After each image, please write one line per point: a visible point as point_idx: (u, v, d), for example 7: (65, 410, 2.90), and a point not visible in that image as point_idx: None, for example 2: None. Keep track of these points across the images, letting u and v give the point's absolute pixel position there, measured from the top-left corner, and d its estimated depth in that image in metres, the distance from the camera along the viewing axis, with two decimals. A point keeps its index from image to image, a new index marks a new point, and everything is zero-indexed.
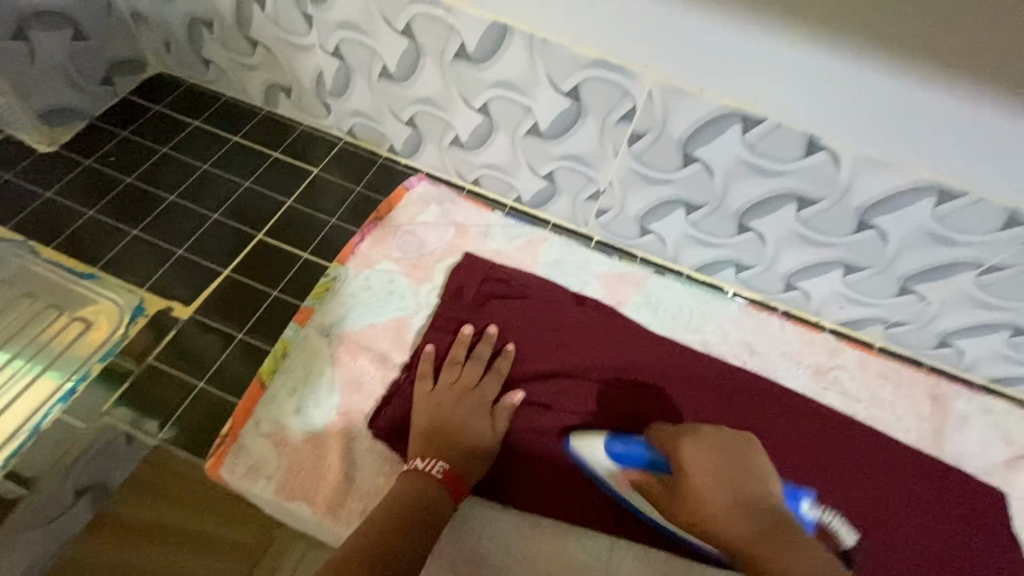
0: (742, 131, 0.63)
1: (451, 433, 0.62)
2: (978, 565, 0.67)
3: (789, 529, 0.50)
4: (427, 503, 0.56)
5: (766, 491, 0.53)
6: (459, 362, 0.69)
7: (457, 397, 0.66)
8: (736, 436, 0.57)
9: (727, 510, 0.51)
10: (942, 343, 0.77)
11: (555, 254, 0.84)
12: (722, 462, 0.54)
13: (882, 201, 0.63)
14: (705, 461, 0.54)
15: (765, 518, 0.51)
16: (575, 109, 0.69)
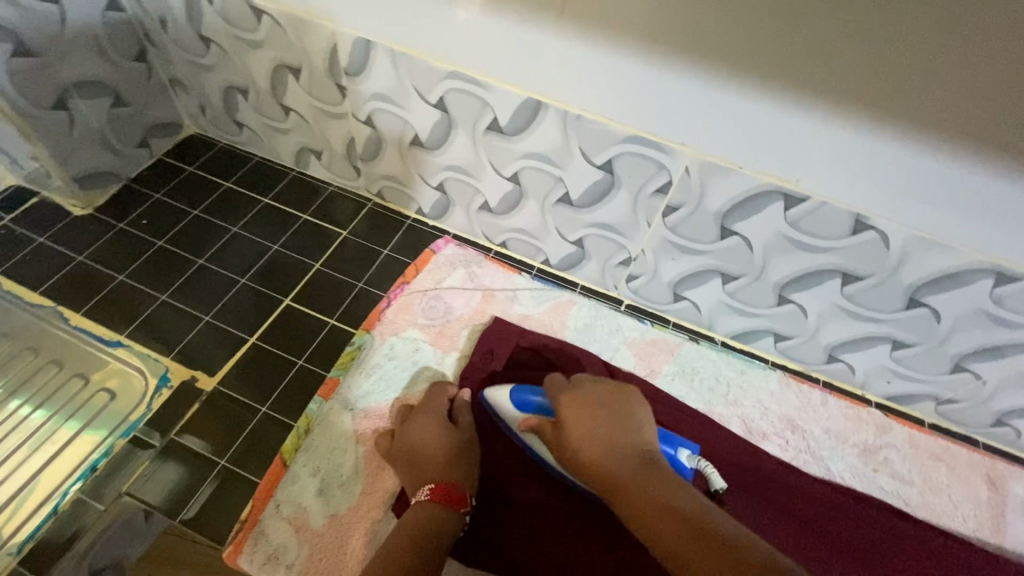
0: (783, 209, 0.61)
1: (423, 463, 0.62)
2: None
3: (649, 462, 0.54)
4: (431, 529, 0.55)
5: (639, 437, 0.57)
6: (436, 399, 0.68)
7: (422, 428, 0.65)
8: (618, 392, 0.63)
9: (602, 446, 0.56)
10: (998, 422, 0.72)
11: (584, 319, 0.82)
12: (602, 407, 0.60)
13: (934, 281, 0.60)
14: (581, 405, 0.60)
15: (634, 459, 0.54)
16: (608, 180, 0.68)
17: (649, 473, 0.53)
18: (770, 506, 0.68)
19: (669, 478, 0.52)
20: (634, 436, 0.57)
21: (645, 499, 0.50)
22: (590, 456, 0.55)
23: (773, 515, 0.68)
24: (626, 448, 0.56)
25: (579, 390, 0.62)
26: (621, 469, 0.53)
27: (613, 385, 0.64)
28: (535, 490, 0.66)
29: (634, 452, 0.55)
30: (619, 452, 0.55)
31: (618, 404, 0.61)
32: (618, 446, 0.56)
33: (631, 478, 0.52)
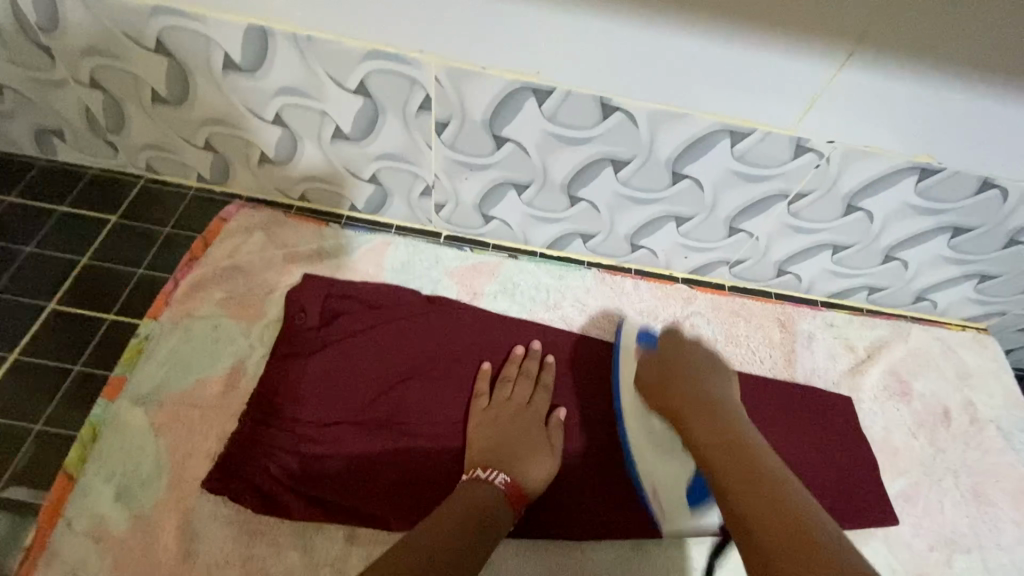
0: (537, 104, 0.61)
1: (514, 458, 0.60)
2: (845, 470, 0.70)
3: (705, 403, 0.60)
4: (495, 512, 0.55)
5: (707, 389, 0.62)
6: (528, 376, 0.69)
7: (512, 414, 0.64)
8: (719, 361, 0.67)
9: (699, 395, 0.61)
10: (780, 271, 0.80)
11: (401, 258, 0.79)
12: (700, 359, 0.66)
13: (685, 151, 0.64)
14: (685, 358, 0.66)
15: (694, 398, 0.60)
16: (371, 106, 0.64)
17: (714, 413, 0.58)
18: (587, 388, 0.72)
19: (729, 412, 0.59)
20: (711, 385, 0.62)
21: (709, 435, 0.56)
22: (671, 388, 0.63)
23: (600, 398, 0.71)
24: (697, 393, 0.61)
25: (679, 345, 0.68)
26: (688, 401, 0.60)
27: (709, 352, 0.67)
28: (357, 434, 0.63)
29: (710, 393, 0.61)
30: (689, 385, 0.62)
31: (719, 366, 0.66)
32: (687, 377, 0.63)
33: (697, 417, 0.58)
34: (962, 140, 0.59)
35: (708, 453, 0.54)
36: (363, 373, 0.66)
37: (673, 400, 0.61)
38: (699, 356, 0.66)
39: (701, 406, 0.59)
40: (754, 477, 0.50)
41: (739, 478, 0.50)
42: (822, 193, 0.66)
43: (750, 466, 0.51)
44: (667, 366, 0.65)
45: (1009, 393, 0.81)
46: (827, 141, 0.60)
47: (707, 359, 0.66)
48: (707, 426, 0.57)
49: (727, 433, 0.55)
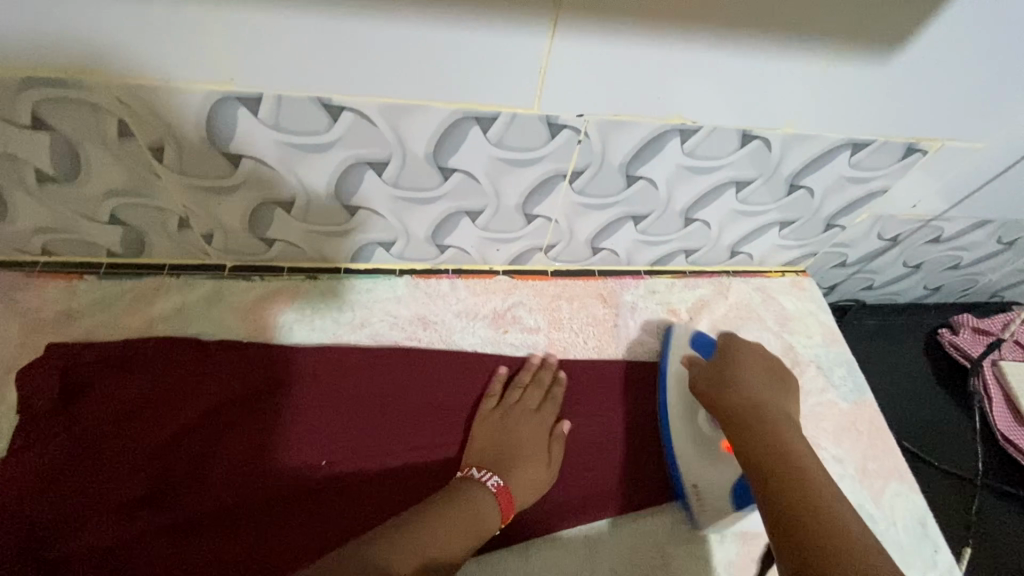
0: (254, 114, 0.54)
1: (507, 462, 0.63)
2: None
3: (755, 408, 0.60)
4: (483, 514, 0.58)
5: (774, 405, 0.61)
6: (552, 398, 0.70)
7: (524, 417, 0.67)
8: (777, 365, 0.68)
9: (751, 394, 0.62)
10: (594, 248, 0.78)
11: (173, 304, 0.69)
12: (751, 365, 0.67)
13: (440, 144, 0.59)
14: (741, 365, 0.67)
15: (747, 401, 0.61)
16: (62, 140, 0.55)
17: (772, 416, 0.59)
18: (397, 406, 0.67)
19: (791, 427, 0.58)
20: (766, 390, 0.64)
21: (755, 435, 0.57)
22: (733, 386, 0.63)
23: (413, 415, 0.67)
24: (749, 394, 0.62)
25: (735, 351, 0.69)
26: (734, 401, 0.61)
27: (759, 351, 0.70)
28: (113, 521, 0.55)
29: (775, 405, 0.62)
30: (748, 398, 0.62)
31: (782, 373, 0.68)
32: (750, 394, 0.62)
33: (746, 425, 0.58)
34: (708, 94, 0.57)
35: (749, 445, 0.56)
36: (126, 447, 0.58)
37: (733, 401, 0.61)
38: (752, 365, 0.67)
39: (758, 409, 0.60)
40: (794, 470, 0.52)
41: (783, 478, 0.52)
42: (595, 169, 0.64)
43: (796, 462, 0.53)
44: (726, 373, 0.65)
45: (828, 331, 0.83)
46: (577, 115, 0.57)
47: (764, 362, 0.68)
48: (762, 422, 0.58)
49: (777, 438, 0.56)
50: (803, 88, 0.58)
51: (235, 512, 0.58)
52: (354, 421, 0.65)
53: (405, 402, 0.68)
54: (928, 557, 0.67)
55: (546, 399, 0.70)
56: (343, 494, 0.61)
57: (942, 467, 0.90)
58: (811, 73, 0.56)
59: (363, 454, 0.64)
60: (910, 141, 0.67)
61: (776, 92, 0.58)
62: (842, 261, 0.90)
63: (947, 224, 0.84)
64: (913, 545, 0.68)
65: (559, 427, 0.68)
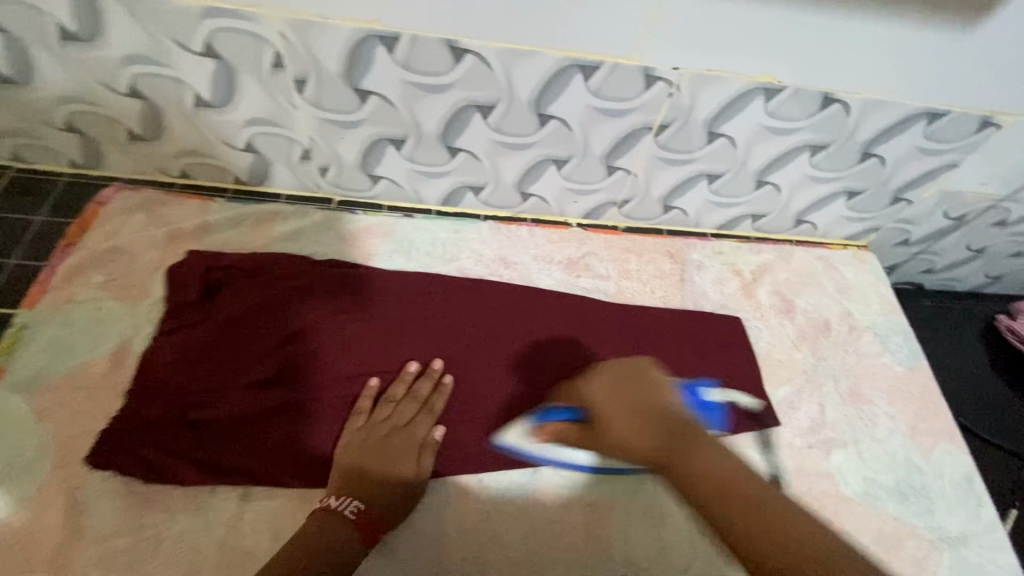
0: (389, 53, 0.61)
1: (380, 475, 0.60)
2: (744, 387, 0.74)
3: (676, 433, 0.51)
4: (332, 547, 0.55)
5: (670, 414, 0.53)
6: (417, 400, 0.66)
7: (388, 433, 0.63)
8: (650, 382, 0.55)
9: (640, 427, 0.52)
10: (666, 207, 0.83)
11: (289, 227, 0.78)
12: (617, 400, 0.55)
13: (544, 90, 0.65)
14: (608, 405, 0.55)
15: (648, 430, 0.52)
16: (224, 68, 0.64)
17: (688, 436, 0.51)
18: (486, 328, 0.73)
19: (699, 428, 0.52)
20: (665, 398, 0.54)
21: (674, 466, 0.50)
22: (624, 437, 0.53)
23: (501, 335, 0.73)
24: (634, 429, 0.52)
25: (607, 393, 0.56)
26: (631, 438, 0.52)
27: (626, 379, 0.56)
28: (247, 396, 0.63)
29: (671, 414, 0.53)
30: (652, 421, 0.52)
31: (630, 364, 0.58)
32: (648, 415, 0.53)
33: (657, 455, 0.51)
34: (794, 55, 0.62)
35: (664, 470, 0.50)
36: (258, 336, 0.67)
37: (644, 441, 0.52)
38: (621, 401, 0.55)
39: (671, 441, 0.51)
40: (733, 496, 0.47)
41: (729, 511, 0.46)
42: (682, 122, 0.69)
43: (730, 485, 0.47)
44: (608, 412, 0.55)
45: (887, 301, 0.86)
46: (671, 68, 0.63)
47: (620, 377, 0.57)
48: (683, 459, 0.49)
49: (707, 479, 0.48)
50: (888, 53, 0.62)
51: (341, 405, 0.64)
52: (448, 335, 0.72)
53: (491, 328, 0.73)
54: (974, 509, 0.70)
55: (434, 393, 0.67)
56: (442, 395, 0.67)
57: (993, 443, 0.91)
58: (894, 38, 0.60)
59: (456, 365, 0.70)
60: (985, 114, 0.70)
61: (860, 55, 0.62)
62: (904, 239, 0.92)
63: (1013, 206, 0.86)
64: (959, 497, 0.71)
65: (433, 433, 0.64)
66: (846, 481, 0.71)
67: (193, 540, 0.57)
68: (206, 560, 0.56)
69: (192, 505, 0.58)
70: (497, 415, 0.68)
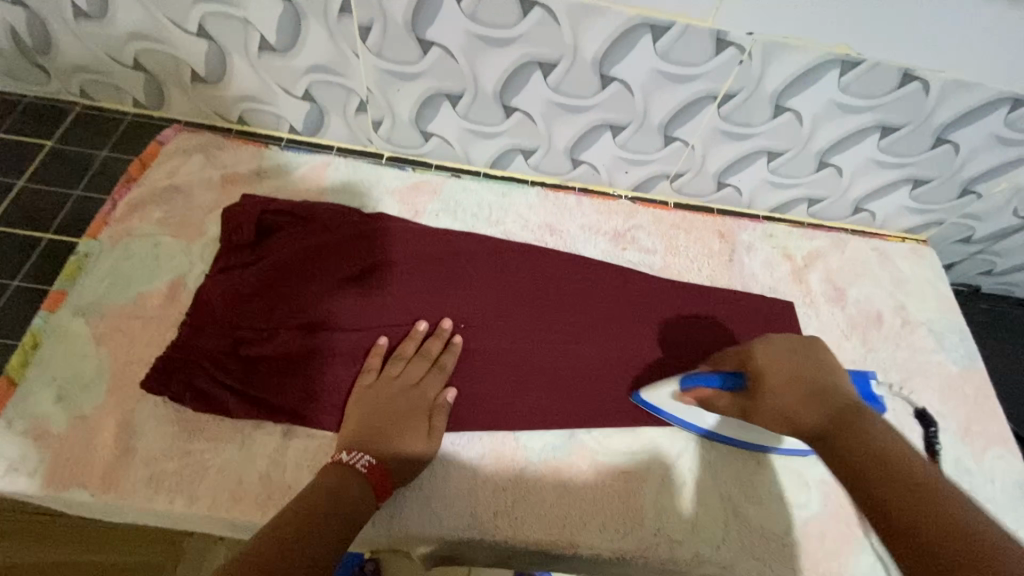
0: (457, 3, 0.61)
1: (384, 435, 0.59)
2: None
3: (852, 406, 0.50)
4: (349, 493, 0.54)
5: (840, 386, 0.52)
6: (426, 358, 0.65)
7: (397, 392, 0.62)
8: (813, 353, 0.55)
9: (832, 396, 0.51)
10: (720, 184, 0.81)
11: (340, 179, 0.78)
12: (787, 357, 0.55)
13: (610, 50, 0.64)
14: (775, 375, 0.54)
15: (834, 401, 0.50)
16: (292, 11, 0.64)
17: (858, 419, 0.48)
18: (528, 290, 0.72)
19: (870, 417, 0.49)
20: (834, 375, 0.53)
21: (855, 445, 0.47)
22: (797, 407, 0.51)
23: (542, 301, 0.72)
24: (834, 391, 0.51)
25: (775, 362, 0.55)
26: (813, 412, 0.50)
27: (804, 339, 0.57)
28: (292, 337, 0.63)
29: (845, 394, 0.52)
30: (817, 396, 0.51)
31: (803, 340, 0.57)
32: (811, 390, 0.52)
33: (837, 423, 0.49)
34: (878, 25, 0.59)
35: (857, 459, 0.46)
36: (304, 280, 0.66)
37: (806, 414, 0.51)
38: (793, 373, 0.54)
39: (842, 413, 0.49)
40: (914, 486, 0.42)
41: (896, 490, 0.42)
42: (748, 93, 0.67)
43: (886, 460, 0.45)
44: (770, 374, 0.54)
45: (945, 298, 0.82)
46: (746, 33, 0.61)
47: (788, 346, 0.56)
48: (858, 436, 0.47)
49: (884, 459, 0.45)
50: (981, 29, 0.58)
51: (383, 352, 0.64)
52: (491, 295, 0.71)
53: (534, 292, 0.73)
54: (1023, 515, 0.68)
55: (444, 352, 0.66)
56: (480, 354, 0.67)
57: None
58: (989, 13, 0.57)
59: (499, 325, 0.69)
60: None
61: (949, 31, 0.59)
62: (967, 236, 0.88)
63: None
64: (1007, 501, 0.69)
65: (443, 394, 0.63)
66: None
67: (236, 471, 0.58)
68: (247, 490, 0.58)
69: (237, 437, 0.60)
70: (536, 378, 0.67)
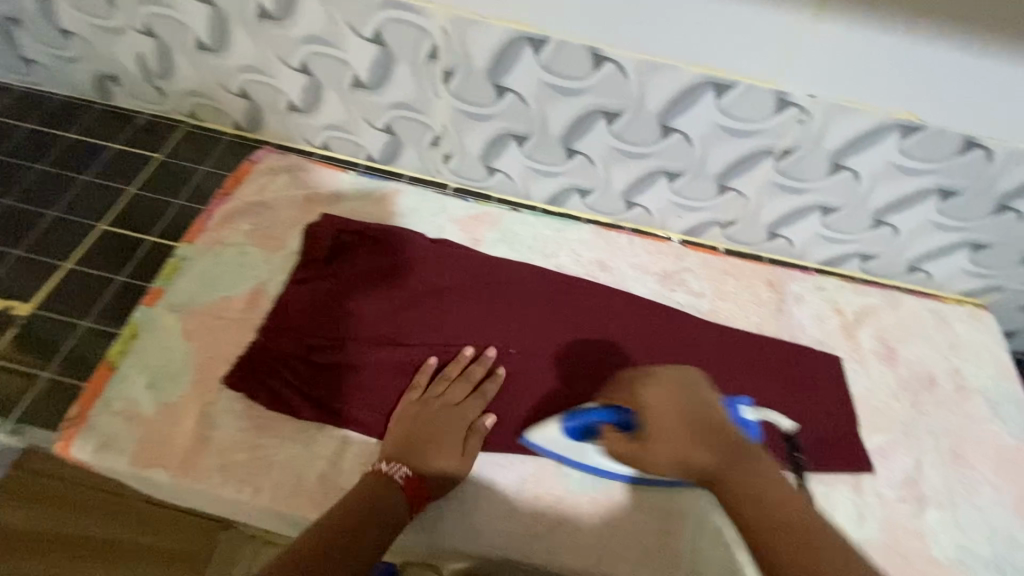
0: (535, 54, 0.66)
1: (421, 453, 0.62)
2: (834, 427, 0.72)
3: (739, 451, 0.51)
4: (387, 503, 0.57)
5: (711, 407, 0.53)
6: (476, 379, 0.68)
7: (438, 409, 0.65)
8: (694, 388, 0.54)
9: (690, 455, 0.51)
10: (772, 234, 0.83)
11: (409, 205, 0.84)
12: (667, 401, 0.53)
13: (675, 102, 0.67)
14: (652, 412, 0.53)
15: (706, 442, 0.51)
16: (385, 54, 0.71)
17: (743, 459, 0.51)
18: (578, 322, 0.75)
19: (756, 459, 0.51)
20: (714, 408, 0.53)
21: (746, 502, 0.49)
22: (687, 454, 0.51)
23: (592, 334, 0.74)
24: (709, 425, 0.52)
25: (663, 397, 0.53)
26: (680, 458, 0.51)
27: (683, 377, 0.55)
28: (358, 349, 0.69)
29: (730, 427, 0.52)
30: (709, 435, 0.51)
31: (680, 372, 0.56)
32: (697, 426, 0.52)
33: (734, 481, 0.49)
34: (937, 93, 0.61)
35: (743, 513, 0.49)
36: (371, 297, 0.72)
37: (698, 457, 0.51)
38: (674, 398, 0.53)
39: (725, 463, 0.50)
40: (779, 533, 0.47)
41: (763, 533, 0.48)
42: (806, 150, 0.69)
43: (777, 525, 0.47)
44: (658, 417, 0.53)
45: (1003, 366, 0.80)
46: (807, 94, 0.63)
47: (676, 376, 0.55)
48: (736, 490, 0.49)
49: (764, 515, 0.48)
50: None
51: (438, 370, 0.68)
52: (542, 325, 0.74)
53: (584, 323, 0.75)
54: None
55: (495, 374, 0.69)
56: (528, 380, 0.70)
57: None
58: None
59: (548, 353, 0.72)
60: None
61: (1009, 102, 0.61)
62: None
63: None
64: None
65: (484, 417, 0.66)
66: (937, 544, 0.67)
67: (297, 468, 0.63)
68: (305, 487, 0.62)
69: (300, 436, 0.65)
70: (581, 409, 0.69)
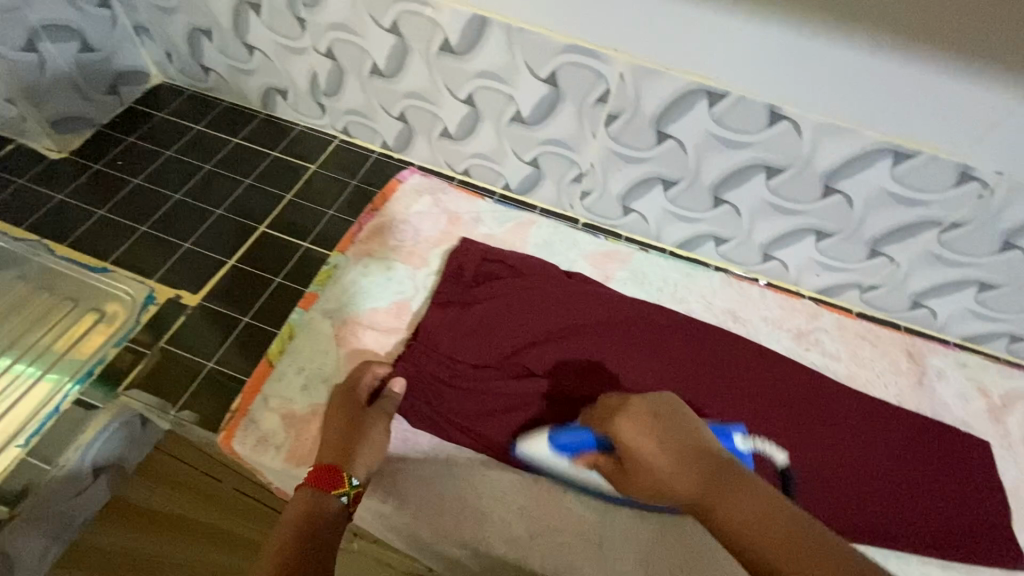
0: (709, 106, 0.67)
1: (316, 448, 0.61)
2: (977, 516, 0.69)
3: (729, 469, 0.48)
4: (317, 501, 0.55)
5: (696, 437, 0.51)
6: None
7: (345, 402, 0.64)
8: (666, 418, 0.52)
9: (675, 482, 0.48)
10: (915, 304, 0.80)
11: (543, 236, 0.86)
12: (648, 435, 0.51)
13: (846, 164, 0.67)
14: (635, 442, 0.51)
15: (698, 466, 0.48)
16: (554, 94, 0.74)
17: (728, 475, 0.47)
18: (713, 374, 0.74)
19: (736, 473, 0.48)
20: (692, 436, 0.51)
21: (738, 507, 0.45)
22: (670, 481, 0.48)
23: (727, 388, 0.74)
24: (693, 458, 0.49)
25: (639, 428, 0.51)
26: (684, 480, 0.48)
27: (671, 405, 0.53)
28: (500, 377, 0.70)
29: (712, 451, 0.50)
30: (690, 458, 0.49)
31: (660, 402, 0.54)
32: (680, 453, 0.49)
33: (709, 492, 0.47)
34: None
35: (734, 526, 0.45)
36: (512, 326, 0.74)
37: (680, 484, 0.48)
38: (652, 434, 0.51)
39: (710, 479, 0.47)
40: (784, 541, 0.43)
41: (754, 540, 0.44)
42: (978, 226, 0.67)
43: (763, 525, 0.44)
44: (637, 451, 0.51)
45: None
46: (994, 171, 0.62)
47: (652, 409, 0.53)
48: (749, 504, 0.45)
49: (766, 507, 0.45)
50: None
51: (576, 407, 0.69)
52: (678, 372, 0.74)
53: (718, 375, 0.74)
54: None
55: None
56: None
57: None
58: None
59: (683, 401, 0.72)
60: None
61: None
62: None
63: None
64: None
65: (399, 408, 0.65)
66: None
67: (439, 486, 0.65)
68: (447, 506, 0.64)
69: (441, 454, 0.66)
70: None
